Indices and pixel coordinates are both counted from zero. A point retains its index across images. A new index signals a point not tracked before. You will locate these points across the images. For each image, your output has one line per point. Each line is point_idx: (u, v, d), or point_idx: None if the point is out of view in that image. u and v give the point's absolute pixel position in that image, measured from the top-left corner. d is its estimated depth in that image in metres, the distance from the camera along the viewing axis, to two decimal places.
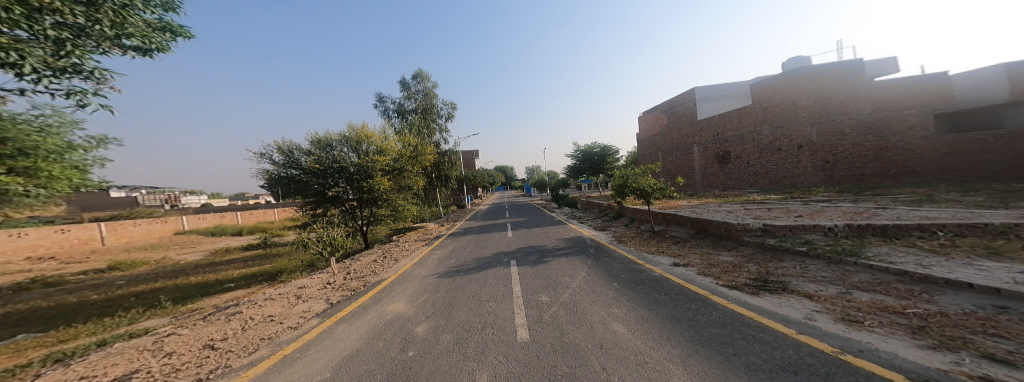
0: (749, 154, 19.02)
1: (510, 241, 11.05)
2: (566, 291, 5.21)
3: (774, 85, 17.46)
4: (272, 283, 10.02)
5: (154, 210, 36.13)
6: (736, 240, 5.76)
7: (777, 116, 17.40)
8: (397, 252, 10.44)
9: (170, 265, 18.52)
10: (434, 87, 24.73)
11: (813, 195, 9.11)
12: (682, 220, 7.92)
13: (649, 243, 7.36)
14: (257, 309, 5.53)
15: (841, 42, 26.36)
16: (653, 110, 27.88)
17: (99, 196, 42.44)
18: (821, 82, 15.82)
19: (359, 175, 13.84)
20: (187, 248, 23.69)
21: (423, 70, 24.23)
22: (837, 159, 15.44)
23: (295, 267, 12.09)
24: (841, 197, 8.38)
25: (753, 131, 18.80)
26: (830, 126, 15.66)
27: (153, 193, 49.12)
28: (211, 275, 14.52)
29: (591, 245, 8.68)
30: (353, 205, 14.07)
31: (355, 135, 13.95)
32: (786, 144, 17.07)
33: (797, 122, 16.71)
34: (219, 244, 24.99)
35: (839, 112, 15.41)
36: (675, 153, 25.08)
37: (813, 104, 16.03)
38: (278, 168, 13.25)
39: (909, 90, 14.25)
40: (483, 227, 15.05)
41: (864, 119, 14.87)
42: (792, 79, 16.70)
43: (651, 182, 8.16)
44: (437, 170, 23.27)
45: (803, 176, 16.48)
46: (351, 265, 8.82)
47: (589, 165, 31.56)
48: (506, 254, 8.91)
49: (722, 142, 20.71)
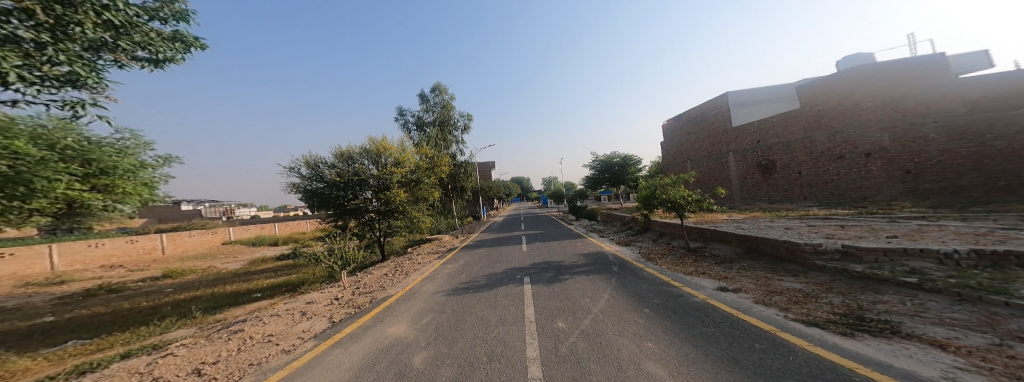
0: (800, 162, 17.24)
1: (526, 255, 10.32)
2: (589, 318, 4.41)
3: (830, 86, 16.02)
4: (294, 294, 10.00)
5: (206, 222, 38.99)
6: (804, 264, 4.74)
7: (834, 121, 15.79)
8: (409, 266, 10.03)
9: (211, 273, 19.51)
10: (452, 99, 24.97)
11: (895, 210, 7.60)
12: (723, 236, 6.84)
13: (685, 262, 6.37)
14: (258, 327, 5.21)
15: (916, 37, 23.44)
16: (678, 116, 26.45)
17: (163, 208, 46.70)
18: (889, 81, 14.20)
19: (376, 187, 13.91)
20: (231, 258, 25.07)
21: (442, 83, 24.59)
22: (920, 169, 13.13)
23: (317, 279, 12.11)
24: (935, 212, 6.87)
25: (804, 138, 17.09)
26: (909, 130, 13.49)
27: (212, 206, 53.80)
28: (245, 285, 14.96)
29: (616, 262, 7.74)
30: (371, 217, 14.11)
31: (374, 147, 14.20)
32: (849, 152, 15.26)
33: (863, 127, 14.79)
34: (259, 254, 26.31)
35: (918, 114, 13.27)
36: (707, 162, 23.30)
37: (882, 106, 14.22)
38: (303, 181, 13.52)
39: (1015, 85, 11.51)
40: (497, 240, 14.35)
41: (953, 122, 12.46)
42: (853, 80, 15.20)
43: (684, 194, 7.17)
44: (453, 181, 23.53)
45: (877, 188, 14.29)
46: (361, 279, 8.51)
47: (609, 175, 30.25)
48: (520, 270, 8.19)
49: (765, 149, 19.03)
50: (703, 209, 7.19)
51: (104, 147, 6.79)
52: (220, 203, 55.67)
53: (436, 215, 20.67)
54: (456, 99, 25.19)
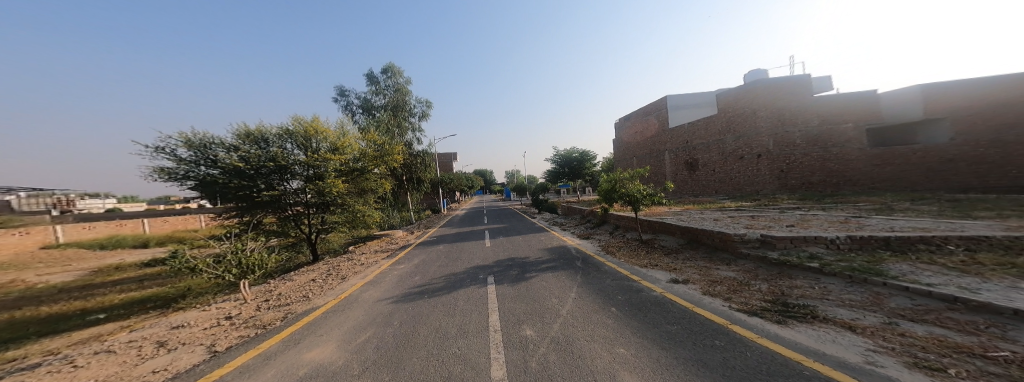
0: (715, 162, 19.88)
1: (489, 252, 9.79)
2: (555, 322, 4.16)
3: (737, 97, 18.51)
4: (167, 310, 7.77)
5: (33, 218, 29.17)
6: (733, 252, 5.22)
7: (739, 127, 18.46)
8: (347, 268, 8.66)
9: (29, 289, 14.33)
10: (407, 82, 22.60)
11: (804, 202, 8.98)
12: (673, 228, 7.36)
13: (639, 254, 6.73)
14: (67, 374, 3.65)
15: (791, 58, 28.86)
16: (628, 116, 28.55)
17: None
18: (777, 95, 16.89)
19: (307, 175, 11.79)
20: (64, 266, 18.87)
21: (394, 64, 21.99)
22: (789, 169, 16.47)
23: (203, 289, 9.64)
24: (834, 204, 8.25)
25: (720, 138, 19.55)
26: (783, 138, 16.66)
27: (43, 197, 40.57)
28: (83, 302, 11.28)
29: (583, 258, 7.88)
30: (303, 211, 12.07)
31: (301, 129, 11.66)
32: (747, 153, 18.05)
33: (756, 131, 17.63)
34: (114, 258, 20.42)
35: (791, 124, 16.46)
36: (649, 159, 25.68)
37: (769, 117, 17.08)
38: (180, 167, 10.51)
39: (845, 105, 15.35)
40: (459, 234, 13.58)
41: (812, 131, 15.98)
42: (754, 91, 17.66)
43: (639, 188, 7.58)
44: (408, 172, 21.35)
45: (759, 185, 17.53)
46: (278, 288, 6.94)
47: (567, 170, 31.25)
48: (483, 269, 7.69)
49: (691, 149, 21.50)
50: (654, 203, 7.72)
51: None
52: (54, 193, 42.26)
53: (387, 209, 18.55)
54: (411, 83, 22.86)
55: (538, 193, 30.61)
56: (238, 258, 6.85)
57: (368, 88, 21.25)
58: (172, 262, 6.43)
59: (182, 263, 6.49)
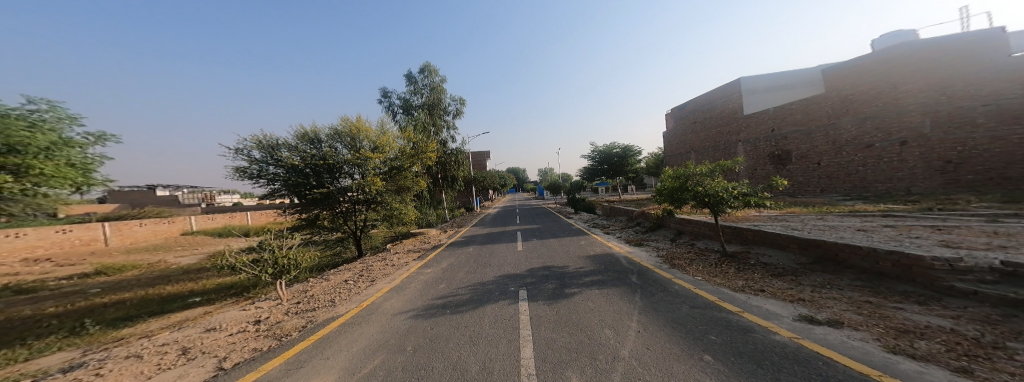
0: (820, 152, 15.26)
1: (522, 256, 8.79)
2: (627, 375, 2.83)
3: (860, 69, 13.72)
4: (235, 300, 8.20)
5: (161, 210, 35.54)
6: (928, 287, 3.24)
7: (864, 107, 13.49)
8: (379, 269, 8.57)
9: (151, 270, 16.93)
10: (443, 81, 22.63)
11: (969, 207, 6.30)
12: (773, 241, 5.42)
13: (725, 273, 5.07)
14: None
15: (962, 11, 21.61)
16: (687, 105, 24.94)
17: (139, 194, 44.49)
18: (934, 57, 11.80)
19: (353, 173, 12.56)
20: (188, 251, 22.57)
21: (431, 63, 22.19)
22: (965, 158, 10.82)
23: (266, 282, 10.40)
24: (1014, 210, 5.61)
25: (827, 125, 14.92)
26: (954, 114, 11.15)
27: (192, 192, 50.71)
28: (187, 284, 12.87)
29: (639, 272, 6.39)
30: (352, 207, 12.79)
31: (347, 129, 12.47)
32: (880, 140, 13.02)
33: (899, 112, 12.42)
34: (223, 246, 23.92)
35: (965, 98, 10.98)
36: (713, 153, 22.10)
37: (923, 89, 11.87)
38: (252, 166, 11.44)
39: None
40: (490, 235, 12.79)
41: (1009, 106, 10.20)
42: (895, 59, 12.69)
43: (726, 186, 5.64)
44: (443, 169, 21.39)
45: (910, 180, 12.07)
46: (314, 291, 6.77)
47: (606, 166, 28.93)
48: (515, 279, 6.86)
49: (780, 139, 17.19)
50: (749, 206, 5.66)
51: (12, 119, 5.97)
52: (199, 189, 52.50)
53: (426, 207, 19.52)
54: (446, 81, 22.87)
55: (576, 190, 28.62)
56: (280, 253, 6.78)
57: (407, 88, 21.62)
58: (214, 264, 6.17)
59: (222, 265, 6.23)
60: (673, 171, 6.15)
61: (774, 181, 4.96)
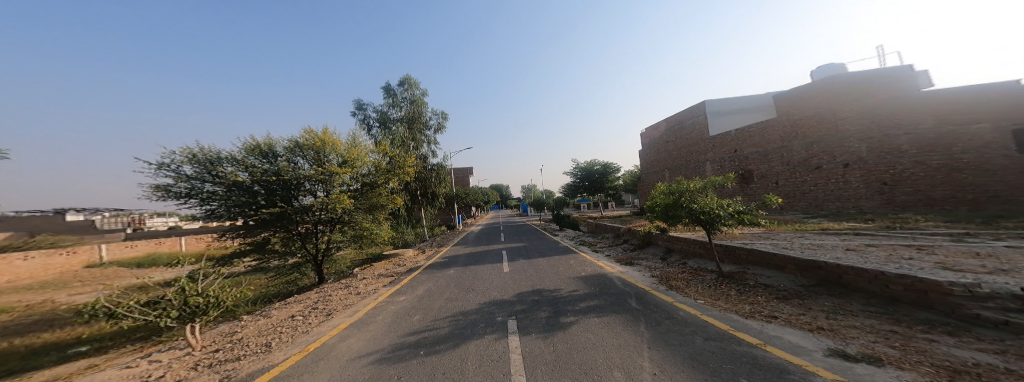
0: (777, 172, 16.30)
1: (508, 279, 8.08)
2: None
3: (805, 97, 14.93)
4: (144, 347, 6.60)
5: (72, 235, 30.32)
6: (955, 317, 3.01)
7: (811, 131, 14.70)
8: (343, 294, 7.39)
9: (44, 312, 13.89)
10: (423, 94, 21.83)
11: (926, 226, 6.69)
12: (771, 261, 5.28)
13: (728, 297, 4.85)
14: None
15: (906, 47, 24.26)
16: (659, 124, 26.30)
17: (50, 218, 38.21)
18: (863, 89, 13.11)
19: (316, 191, 11.08)
20: (101, 284, 19.12)
21: (411, 76, 21.34)
22: (897, 182, 12.02)
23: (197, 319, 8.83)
24: (986, 230, 5.87)
25: (782, 147, 16.01)
26: (884, 141, 12.44)
27: (120, 214, 44.48)
28: (87, 327, 10.55)
29: (637, 295, 5.99)
30: (313, 228, 11.36)
31: (310, 141, 11.11)
32: (827, 162, 14.09)
33: (840, 137, 13.62)
34: (150, 276, 20.59)
35: (892, 126, 12.29)
36: (683, 170, 23.21)
37: (859, 117, 13.05)
38: (181, 184, 9.70)
39: (971, 98, 10.94)
40: (473, 255, 11.91)
41: (925, 134, 11.57)
42: (831, 89, 13.98)
43: (721, 205, 5.44)
44: (422, 185, 20.18)
45: (855, 201, 13.10)
46: (244, 333, 5.57)
47: (588, 183, 29.47)
48: (501, 307, 6.11)
49: (741, 159, 18.29)
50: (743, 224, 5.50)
51: None
52: (129, 211, 46.17)
53: (403, 226, 18.40)
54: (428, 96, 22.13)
55: (558, 207, 28.36)
56: (190, 286, 5.28)
57: (385, 101, 20.55)
58: (82, 310, 4.59)
59: (96, 310, 4.65)
60: (667, 188, 5.97)
61: (767, 198, 4.86)
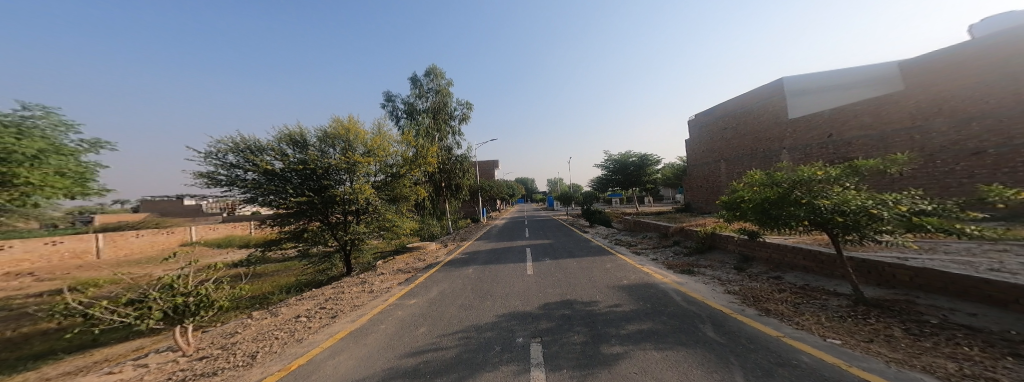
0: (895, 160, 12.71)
1: (534, 284, 6.71)
2: None
3: (951, 61, 11.29)
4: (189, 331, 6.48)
5: (153, 219, 34.32)
6: None
7: (964, 104, 10.96)
8: (351, 298, 6.60)
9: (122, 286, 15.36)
10: (449, 85, 21.29)
11: None
12: (975, 290, 3.30)
13: (893, 339, 3.04)
14: None
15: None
16: (712, 110, 22.93)
17: (150, 204, 44.11)
18: None
19: (343, 181, 10.97)
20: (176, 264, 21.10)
21: (437, 66, 20.83)
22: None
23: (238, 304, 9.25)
24: None
25: (912, 127, 12.30)
26: None
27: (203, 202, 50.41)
28: None
29: (710, 317, 4.30)
30: (343, 218, 11.18)
31: (337, 131, 10.98)
32: (991, 144, 10.32)
33: (1020, 111, 9.83)
34: (216, 257, 22.47)
35: None
36: (748, 161, 19.81)
37: None
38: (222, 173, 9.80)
39: None
40: (496, 251, 10.77)
41: None
42: (1002, 43, 10.25)
43: (871, 202, 3.46)
44: (447, 178, 19.62)
45: None
46: (240, 336, 4.90)
47: (621, 176, 26.71)
48: (524, 323, 4.77)
49: (840, 144, 14.76)
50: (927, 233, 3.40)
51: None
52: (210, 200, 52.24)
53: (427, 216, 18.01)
54: (452, 85, 21.53)
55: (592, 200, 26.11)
56: (180, 283, 4.49)
57: (411, 92, 20.18)
58: (55, 309, 3.79)
59: (71, 309, 3.84)
60: (774, 177, 4.07)
61: (994, 193, 2.97)
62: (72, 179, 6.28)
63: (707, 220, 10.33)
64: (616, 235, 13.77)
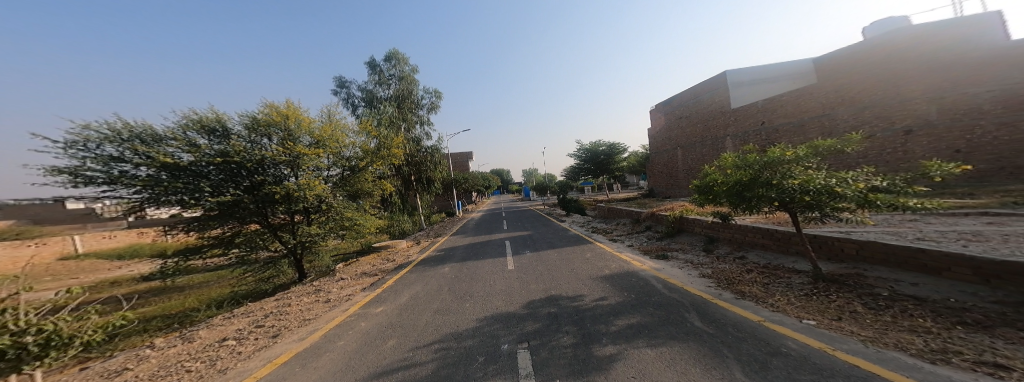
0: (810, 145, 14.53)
1: (516, 279, 6.50)
2: None
3: (855, 56, 13.03)
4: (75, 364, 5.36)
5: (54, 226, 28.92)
6: None
7: (860, 94, 12.75)
8: (308, 312, 5.84)
9: None
10: (413, 71, 19.85)
11: None
12: (913, 259, 3.68)
13: (857, 315, 3.29)
14: None
15: None
16: (669, 101, 24.36)
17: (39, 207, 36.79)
18: (931, 44, 11.20)
19: (282, 176, 9.62)
20: (86, 277, 17.83)
21: (399, 50, 19.28)
22: (976, 149, 10.00)
23: (140, 329, 7.80)
24: None
25: (822, 115, 14.13)
26: (958, 101, 10.48)
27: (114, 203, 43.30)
28: None
29: (693, 305, 4.63)
30: (287, 219, 9.94)
31: (270, 117, 9.48)
32: (881, 129, 12.06)
33: (901, 101, 11.60)
34: (138, 266, 19.40)
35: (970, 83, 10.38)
36: (700, 148, 21.46)
37: (928, 73, 11.16)
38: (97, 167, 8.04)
39: None
40: (471, 246, 10.38)
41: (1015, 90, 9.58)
42: (893, 42, 11.99)
43: (835, 180, 3.63)
44: (415, 171, 18.50)
45: None
46: (133, 373, 4.20)
47: (592, 165, 27.56)
48: (508, 327, 4.52)
49: (770, 132, 16.52)
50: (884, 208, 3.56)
51: None
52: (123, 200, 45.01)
53: (396, 213, 16.94)
54: (418, 72, 20.13)
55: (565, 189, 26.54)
56: (13, 318, 3.18)
57: (370, 78, 18.52)
58: None
59: None
60: (746, 159, 4.19)
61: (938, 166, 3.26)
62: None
63: (677, 205, 10.84)
64: (592, 222, 14.01)
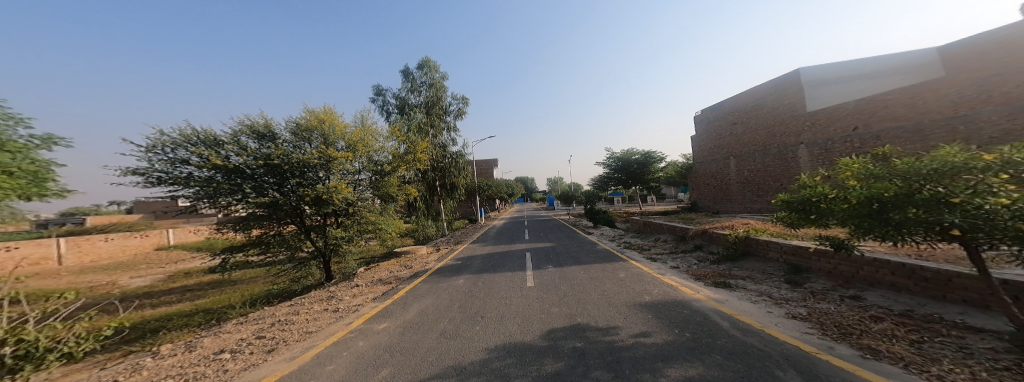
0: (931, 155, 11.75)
1: (533, 300, 5.40)
2: None
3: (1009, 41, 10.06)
4: (114, 356, 5.10)
5: (134, 221, 32.67)
6: None
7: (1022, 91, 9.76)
8: (313, 321, 5.25)
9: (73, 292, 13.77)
10: (443, 78, 19.95)
11: None
12: None
13: None
14: None
15: None
16: (720, 106, 21.82)
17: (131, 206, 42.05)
18: None
19: (317, 179, 9.59)
20: (156, 268, 19.62)
21: (431, 58, 19.50)
22: None
23: (184, 321, 7.59)
24: None
25: (954, 117, 11.21)
26: None
27: None
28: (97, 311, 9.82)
29: (785, 359, 3.15)
30: (322, 221, 9.89)
31: (309, 121, 9.54)
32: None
33: None
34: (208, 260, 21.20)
35: None
36: (761, 158, 18.71)
37: None
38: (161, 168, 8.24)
39: None
40: (490, 256, 9.47)
41: None
42: None
43: None
44: (441, 176, 18.31)
45: None
46: None
47: (624, 174, 25.55)
48: (521, 365, 3.44)
49: (866, 139, 13.73)
50: None
51: None
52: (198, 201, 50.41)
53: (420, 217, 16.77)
54: (447, 79, 20.20)
55: (594, 198, 24.71)
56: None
57: (402, 85, 18.80)
58: None
59: None
60: (899, 167, 2.78)
61: None
62: (27, 181, 5.74)
63: (733, 222, 9.04)
64: (624, 236, 12.46)
